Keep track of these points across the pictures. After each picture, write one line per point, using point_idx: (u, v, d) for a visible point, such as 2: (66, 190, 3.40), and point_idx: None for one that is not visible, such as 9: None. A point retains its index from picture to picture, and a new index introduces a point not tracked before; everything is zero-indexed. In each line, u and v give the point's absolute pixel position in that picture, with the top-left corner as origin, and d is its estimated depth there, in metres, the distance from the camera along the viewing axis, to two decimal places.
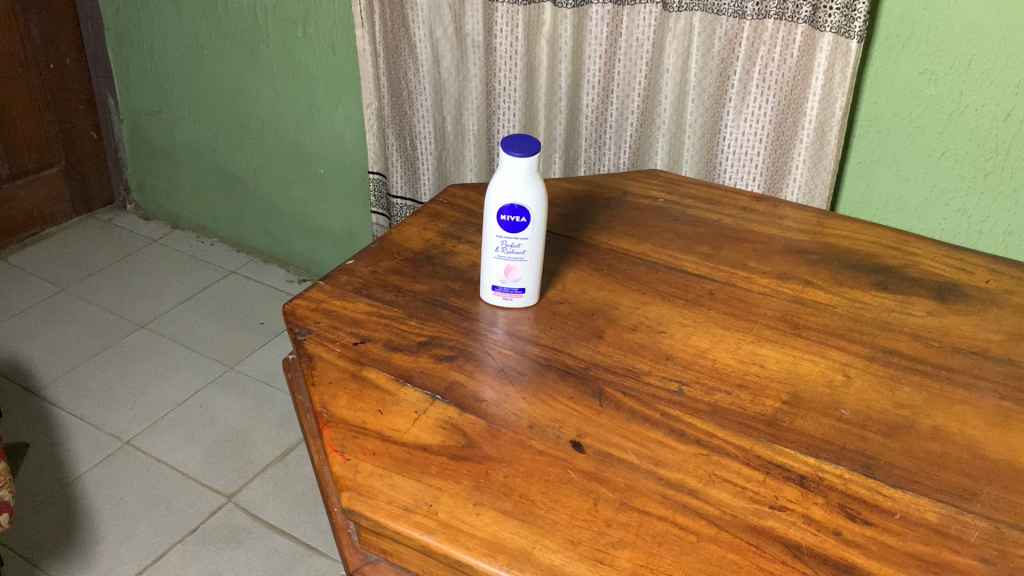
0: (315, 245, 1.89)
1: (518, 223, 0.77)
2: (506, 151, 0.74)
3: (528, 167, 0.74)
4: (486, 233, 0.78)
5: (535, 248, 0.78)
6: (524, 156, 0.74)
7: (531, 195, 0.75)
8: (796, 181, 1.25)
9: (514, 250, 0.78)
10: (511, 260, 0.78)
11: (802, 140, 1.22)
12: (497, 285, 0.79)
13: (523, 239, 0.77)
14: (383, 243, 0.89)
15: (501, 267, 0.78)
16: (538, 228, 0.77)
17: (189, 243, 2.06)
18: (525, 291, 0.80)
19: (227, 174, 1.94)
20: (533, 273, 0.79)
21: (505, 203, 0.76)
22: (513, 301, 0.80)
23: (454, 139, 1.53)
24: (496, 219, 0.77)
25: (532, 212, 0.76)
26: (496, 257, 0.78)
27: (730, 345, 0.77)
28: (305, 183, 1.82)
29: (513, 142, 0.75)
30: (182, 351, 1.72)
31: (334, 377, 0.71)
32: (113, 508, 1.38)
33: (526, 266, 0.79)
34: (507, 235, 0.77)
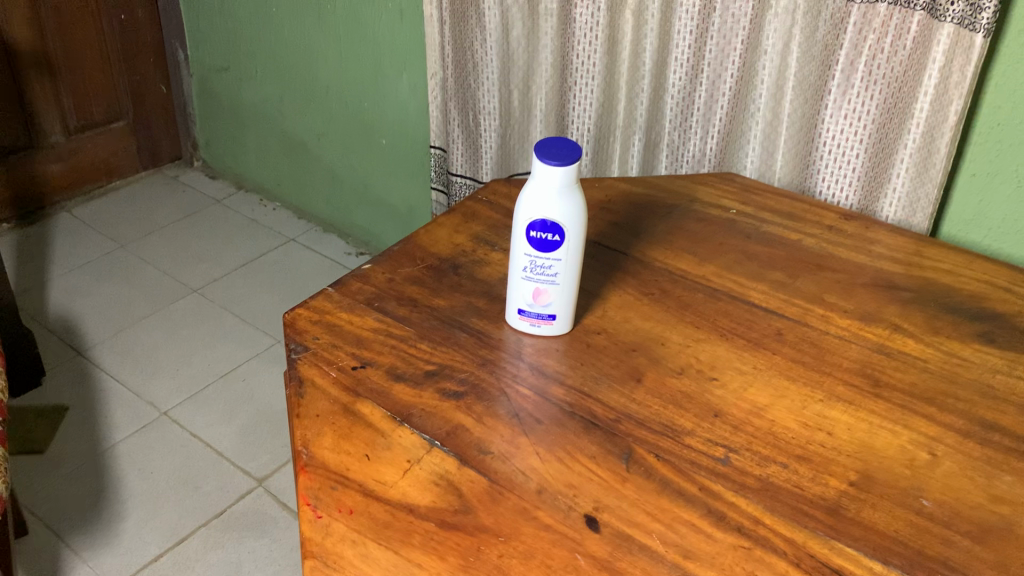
0: (376, 218, 1.81)
1: (551, 242, 0.65)
2: (539, 158, 0.63)
3: (566, 178, 0.63)
4: (513, 249, 0.67)
5: (572, 272, 0.67)
6: (560, 164, 0.62)
7: (566, 213, 0.64)
8: (895, 192, 1.10)
9: (544, 272, 0.67)
10: (541, 284, 0.67)
11: (908, 145, 1.07)
12: (524, 309, 0.69)
13: (555, 259, 0.66)
14: (408, 246, 0.79)
15: (530, 290, 0.68)
16: (574, 249, 0.66)
17: (251, 206, 2.01)
18: (556, 318, 0.69)
19: (292, 138, 1.87)
20: (567, 301, 0.68)
21: (536, 217, 0.65)
22: (542, 329, 0.69)
23: (520, 115, 1.42)
24: (525, 235, 0.66)
25: (568, 230, 0.65)
26: (523, 277, 0.67)
27: (794, 403, 0.65)
28: (367, 152, 1.74)
29: (549, 148, 0.64)
30: (231, 320, 1.67)
31: (323, 410, 0.62)
32: (142, 484, 1.34)
33: (558, 290, 0.68)
34: (537, 255, 0.66)
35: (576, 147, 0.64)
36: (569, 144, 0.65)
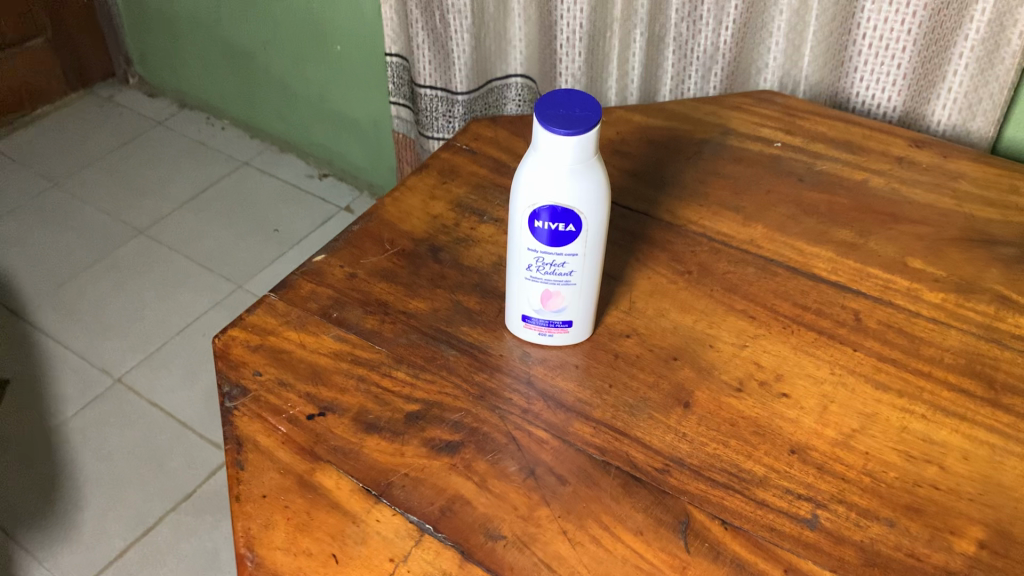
0: (338, 135, 1.61)
1: (563, 233, 0.49)
2: (543, 123, 0.45)
3: (581, 150, 0.45)
4: (513, 242, 0.50)
5: (593, 268, 0.50)
6: (574, 132, 0.45)
7: (584, 196, 0.47)
8: (952, 92, 0.92)
9: (556, 271, 0.50)
10: (552, 286, 0.51)
11: (968, 36, 0.88)
12: (530, 316, 0.53)
13: (569, 255, 0.49)
14: (372, 224, 0.62)
15: (538, 294, 0.51)
16: (595, 240, 0.49)
17: (198, 127, 1.79)
18: (572, 325, 0.53)
19: (234, 47, 1.64)
20: (587, 303, 0.52)
21: (542, 203, 0.48)
22: (555, 339, 0.53)
23: (495, 10, 1.21)
24: (529, 226, 0.49)
25: (585, 217, 0.48)
26: (528, 277, 0.51)
27: (890, 424, 0.50)
28: (321, 62, 1.52)
29: (555, 107, 0.46)
30: (185, 264, 1.49)
31: (272, 487, 0.46)
32: (99, 466, 1.19)
33: (573, 291, 0.51)
34: (545, 250, 0.49)
35: (592, 101, 0.47)
36: (582, 97, 0.47)
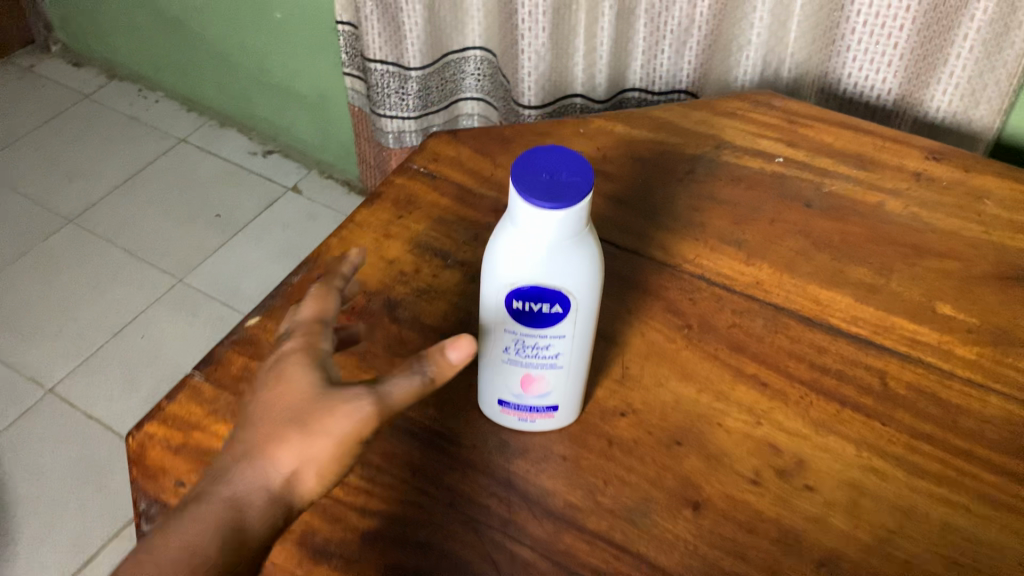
0: (281, 109, 1.49)
1: (547, 314, 0.40)
2: (522, 195, 0.36)
3: (569, 225, 0.37)
4: (487, 321, 0.42)
5: (583, 349, 0.42)
6: (561, 207, 0.36)
7: (574, 275, 0.39)
8: (951, 80, 0.83)
9: (538, 355, 0.42)
10: (533, 370, 0.42)
11: (974, 17, 0.78)
12: (508, 401, 0.44)
13: (555, 336, 0.41)
14: (318, 274, 0.53)
15: (517, 379, 0.43)
16: (586, 319, 0.41)
17: (129, 99, 1.65)
18: (558, 410, 0.45)
19: (164, 13, 1.48)
20: (575, 387, 0.44)
21: (523, 282, 0.39)
22: (538, 425, 0.45)
23: None
24: (507, 306, 0.40)
25: (575, 296, 0.40)
26: (505, 361, 0.43)
27: (932, 522, 0.43)
28: (258, 31, 1.38)
29: (536, 171, 0.37)
30: (120, 256, 1.37)
31: None
32: (32, 486, 1.10)
33: (560, 374, 0.43)
34: (525, 332, 0.41)
35: (581, 157, 0.38)
36: (570, 151, 0.38)
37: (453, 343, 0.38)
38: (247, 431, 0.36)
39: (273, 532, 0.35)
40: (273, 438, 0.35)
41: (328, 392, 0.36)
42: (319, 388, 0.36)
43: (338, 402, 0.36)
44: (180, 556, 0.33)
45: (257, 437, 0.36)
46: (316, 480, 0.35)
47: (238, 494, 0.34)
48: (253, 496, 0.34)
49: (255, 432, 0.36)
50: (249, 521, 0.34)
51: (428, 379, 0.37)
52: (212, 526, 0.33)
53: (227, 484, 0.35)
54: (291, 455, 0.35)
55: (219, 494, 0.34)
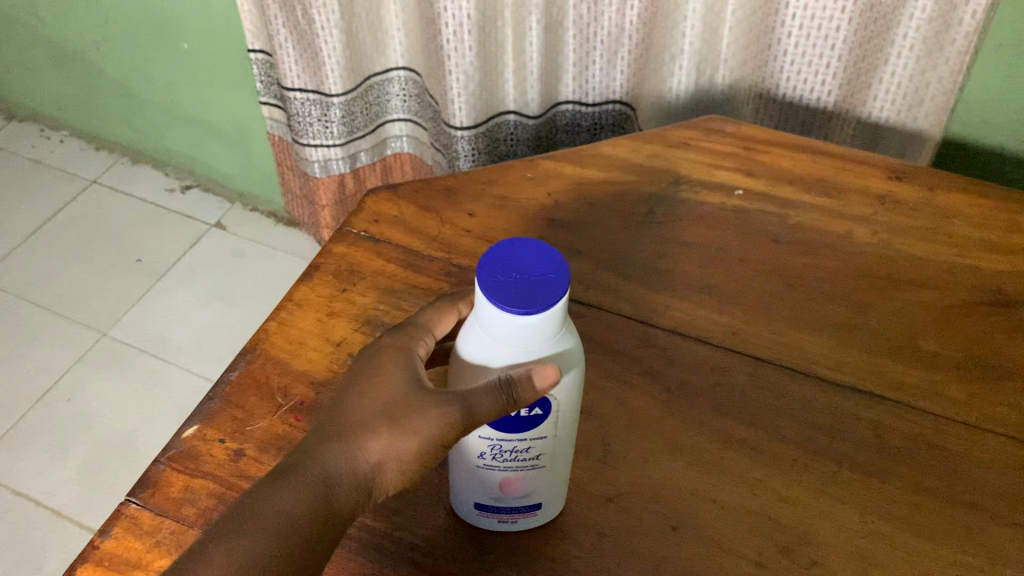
0: (196, 142, 1.40)
1: (525, 418, 0.36)
2: (490, 299, 0.33)
3: (544, 328, 0.33)
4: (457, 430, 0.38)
5: (567, 445, 0.39)
6: (533, 309, 0.32)
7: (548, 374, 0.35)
8: (892, 79, 0.82)
9: (519, 457, 0.38)
10: (514, 473, 0.39)
11: (913, 16, 0.76)
12: (487, 505, 0.40)
13: (536, 438, 0.37)
14: (258, 367, 0.48)
15: (496, 483, 0.39)
16: (568, 415, 0.37)
17: (30, 141, 1.55)
18: (540, 508, 0.41)
19: (58, 48, 1.38)
20: (559, 483, 0.40)
21: None
22: (521, 524, 0.42)
23: None
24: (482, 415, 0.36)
25: (555, 397, 0.36)
26: (481, 466, 0.38)
27: None
28: (164, 62, 1.28)
29: (505, 271, 0.34)
30: (35, 315, 1.28)
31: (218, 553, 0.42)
32: None
33: (541, 474, 0.39)
34: (503, 437, 0.37)
35: (554, 253, 0.35)
36: (542, 247, 0.35)
37: (537, 369, 0.34)
38: (343, 411, 0.38)
39: (355, 509, 0.37)
40: (368, 427, 0.37)
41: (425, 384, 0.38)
42: (415, 386, 0.38)
43: (428, 406, 0.37)
44: (274, 519, 0.35)
45: (352, 420, 0.38)
46: (397, 471, 0.38)
47: (329, 468, 0.37)
48: (342, 473, 0.37)
49: (352, 414, 0.38)
50: (338, 502, 0.37)
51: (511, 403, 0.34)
52: (306, 498, 0.36)
53: (321, 456, 0.37)
54: (381, 447, 0.37)
55: (313, 469, 0.37)
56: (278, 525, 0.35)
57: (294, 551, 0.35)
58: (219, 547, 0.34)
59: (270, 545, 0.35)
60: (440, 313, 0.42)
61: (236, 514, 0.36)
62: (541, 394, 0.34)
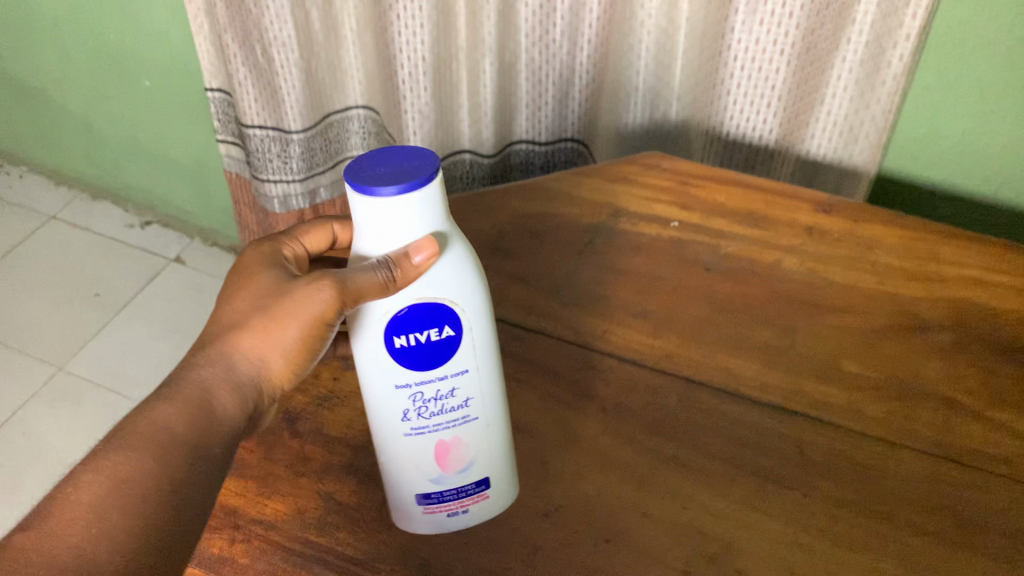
0: (155, 178, 1.40)
1: (442, 347, 0.39)
2: (354, 189, 0.36)
3: (411, 213, 0.36)
4: (381, 393, 0.40)
5: (491, 386, 0.41)
6: (401, 184, 0.36)
7: (438, 279, 0.38)
8: (829, 116, 0.85)
9: (447, 409, 0.40)
10: (447, 430, 0.41)
11: (846, 58, 0.80)
12: (430, 495, 0.42)
13: (458, 376, 0.40)
14: None
15: (432, 450, 0.41)
16: (481, 338, 0.40)
17: None
18: (482, 478, 0.43)
19: (20, 84, 1.39)
20: (496, 440, 0.42)
21: (404, 309, 0.38)
22: (471, 513, 0.44)
23: (325, 38, 0.98)
24: (396, 351, 0.38)
25: (462, 312, 0.39)
26: (412, 431, 0.40)
27: None
28: (124, 98, 1.29)
29: (376, 167, 0.37)
30: None
31: None
32: None
33: (473, 427, 0.41)
34: (424, 380, 0.39)
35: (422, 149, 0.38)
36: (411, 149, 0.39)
37: (414, 243, 0.37)
38: (218, 324, 0.42)
39: (241, 414, 0.41)
40: (240, 329, 0.42)
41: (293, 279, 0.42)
42: (278, 281, 0.42)
43: (293, 296, 0.41)
44: (152, 428, 0.39)
45: (224, 329, 0.42)
46: (281, 361, 0.42)
47: (210, 378, 0.41)
48: (222, 379, 0.41)
49: (224, 325, 0.42)
50: (220, 399, 0.41)
51: (392, 280, 0.37)
52: (186, 401, 0.40)
53: (199, 371, 0.41)
54: (256, 343, 0.41)
55: (190, 378, 0.41)
56: (155, 433, 0.39)
57: (173, 458, 0.39)
58: (105, 454, 0.38)
59: (148, 456, 0.38)
60: (314, 228, 0.48)
61: (110, 433, 0.39)
62: (423, 270, 0.37)
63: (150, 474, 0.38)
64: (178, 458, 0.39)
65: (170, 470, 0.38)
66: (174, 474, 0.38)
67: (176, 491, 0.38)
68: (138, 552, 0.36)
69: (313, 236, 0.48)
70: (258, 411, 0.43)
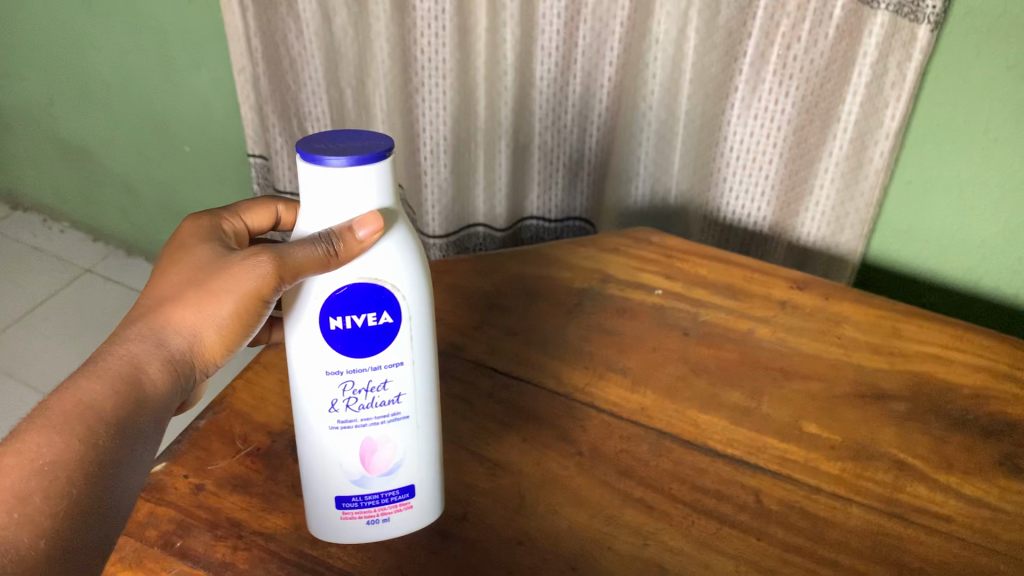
0: None
1: (377, 334, 0.44)
2: (307, 157, 0.41)
3: (353, 185, 0.41)
4: (316, 376, 0.44)
5: (419, 387, 0.46)
6: (349, 158, 0.40)
7: (375, 258, 0.43)
8: (818, 206, 0.89)
9: (378, 401, 0.45)
10: (373, 425, 0.46)
11: (832, 153, 0.85)
12: (350, 495, 0.47)
13: (391, 368, 0.45)
14: (225, 418, 0.55)
15: (357, 444, 0.46)
16: (419, 329, 0.45)
17: (32, 230, 1.65)
18: (401, 483, 0.47)
19: (71, 145, 1.48)
20: (421, 442, 0.47)
21: (344, 284, 0.43)
22: (393, 522, 0.48)
23: (357, 117, 1.06)
24: (332, 329, 0.43)
25: (403, 303, 0.44)
26: (342, 420, 0.45)
27: None
28: (167, 162, 1.38)
29: (330, 144, 0.42)
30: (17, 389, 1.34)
31: (155, 539, 0.48)
32: None
33: (399, 425, 0.46)
34: (357, 368, 0.44)
35: (375, 137, 0.43)
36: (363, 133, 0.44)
37: (359, 220, 0.41)
38: (156, 297, 0.45)
39: (171, 387, 0.43)
40: (175, 304, 0.44)
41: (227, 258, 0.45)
42: (216, 258, 0.45)
43: (229, 271, 0.44)
44: (78, 405, 0.40)
45: (160, 305, 0.44)
46: (215, 335, 0.45)
47: (141, 352, 0.43)
48: (154, 353, 0.43)
49: (160, 302, 0.44)
50: (150, 374, 0.43)
51: (333, 252, 0.41)
52: (114, 376, 0.41)
53: (130, 346, 0.43)
54: (191, 317, 0.44)
55: (121, 352, 0.42)
56: (80, 410, 0.40)
57: (98, 437, 0.39)
58: (25, 437, 0.38)
59: (72, 437, 0.39)
60: (258, 207, 0.53)
61: (35, 409, 0.40)
62: (366, 245, 0.42)
63: (73, 455, 0.39)
64: (103, 435, 0.40)
65: (98, 449, 0.39)
66: (99, 453, 0.39)
67: (96, 477, 0.39)
68: (59, 534, 0.37)
69: (259, 214, 0.52)
70: (189, 385, 0.45)
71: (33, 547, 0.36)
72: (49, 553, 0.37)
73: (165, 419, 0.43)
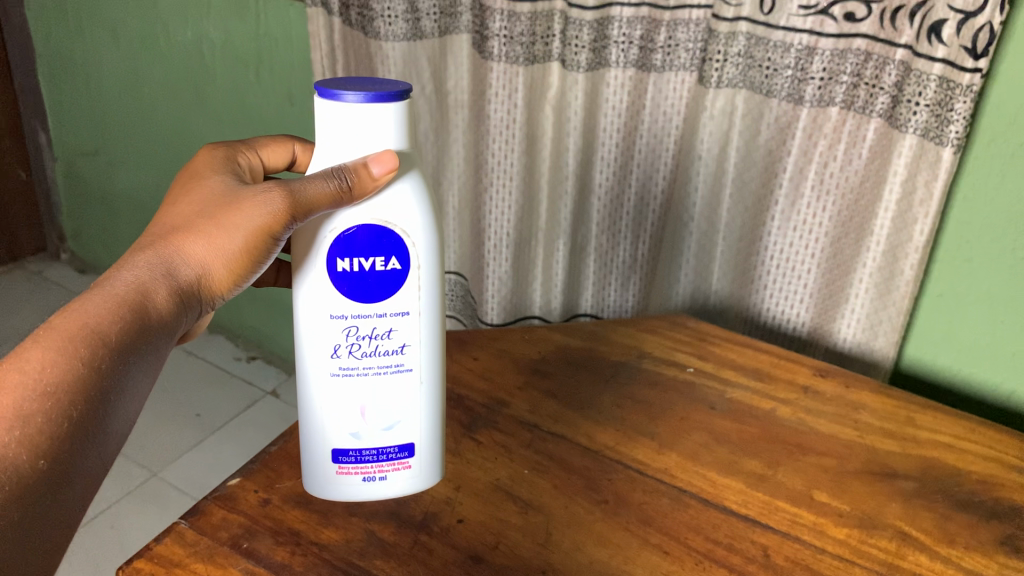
0: (267, 318, 1.60)
1: (385, 282, 0.53)
2: (326, 94, 0.49)
3: (372, 121, 0.49)
4: (326, 318, 0.53)
5: (420, 341, 0.55)
6: (361, 95, 0.48)
7: (387, 202, 0.51)
8: (854, 315, 0.94)
9: (381, 349, 0.54)
10: (374, 372, 0.54)
11: (866, 264, 0.90)
12: (348, 450, 0.56)
13: (395, 318, 0.54)
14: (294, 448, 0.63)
15: (356, 386, 0.54)
16: (425, 275, 0.54)
17: None
18: (399, 434, 0.56)
19: None
20: (419, 394, 0.56)
21: (354, 227, 0.51)
22: (390, 480, 0.57)
23: None
24: (340, 268, 0.52)
25: (410, 253, 0.53)
26: (346, 364, 0.54)
27: None
28: None
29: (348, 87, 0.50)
30: None
31: (224, 538, 0.55)
32: None
33: (400, 373, 0.55)
34: (361, 314, 0.53)
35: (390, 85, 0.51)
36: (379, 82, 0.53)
37: (373, 158, 0.49)
38: (168, 228, 0.52)
39: (173, 308, 0.50)
40: (185, 234, 0.51)
41: (236, 196, 0.53)
42: (224, 196, 0.53)
43: (236, 209, 0.52)
44: (84, 327, 0.45)
45: (170, 234, 0.51)
46: (221, 265, 0.52)
47: (150, 279, 0.49)
48: (162, 281, 0.50)
49: (171, 233, 0.51)
50: (158, 293, 0.49)
51: (343, 188, 0.49)
52: (122, 297, 0.47)
53: (139, 270, 0.49)
54: (200, 246, 0.51)
55: (129, 274, 0.49)
56: (86, 332, 0.45)
57: (98, 361, 0.45)
58: (29, 357, 0.43)
59: (72, 357, 0.44)
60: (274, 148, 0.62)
61: (42, 329, 0.45)
62: (377, 180, 0.50)
63: (73, 374, 0.44)
64: (104, 357, 0.45)
65: (99, 368, 0.45)
66: (98, 377, 0.45)
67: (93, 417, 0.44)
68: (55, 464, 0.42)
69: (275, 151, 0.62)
70: (192, 311, 0.52)
71: (32, 467, 0.41)
72: (44, 474, 0.41)
73: (168, 342, 0.50)
